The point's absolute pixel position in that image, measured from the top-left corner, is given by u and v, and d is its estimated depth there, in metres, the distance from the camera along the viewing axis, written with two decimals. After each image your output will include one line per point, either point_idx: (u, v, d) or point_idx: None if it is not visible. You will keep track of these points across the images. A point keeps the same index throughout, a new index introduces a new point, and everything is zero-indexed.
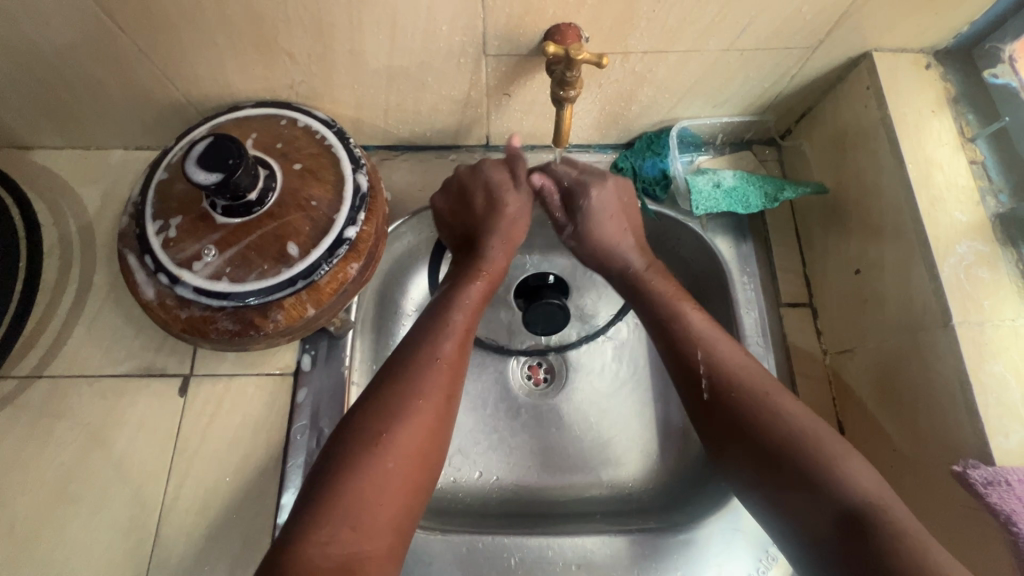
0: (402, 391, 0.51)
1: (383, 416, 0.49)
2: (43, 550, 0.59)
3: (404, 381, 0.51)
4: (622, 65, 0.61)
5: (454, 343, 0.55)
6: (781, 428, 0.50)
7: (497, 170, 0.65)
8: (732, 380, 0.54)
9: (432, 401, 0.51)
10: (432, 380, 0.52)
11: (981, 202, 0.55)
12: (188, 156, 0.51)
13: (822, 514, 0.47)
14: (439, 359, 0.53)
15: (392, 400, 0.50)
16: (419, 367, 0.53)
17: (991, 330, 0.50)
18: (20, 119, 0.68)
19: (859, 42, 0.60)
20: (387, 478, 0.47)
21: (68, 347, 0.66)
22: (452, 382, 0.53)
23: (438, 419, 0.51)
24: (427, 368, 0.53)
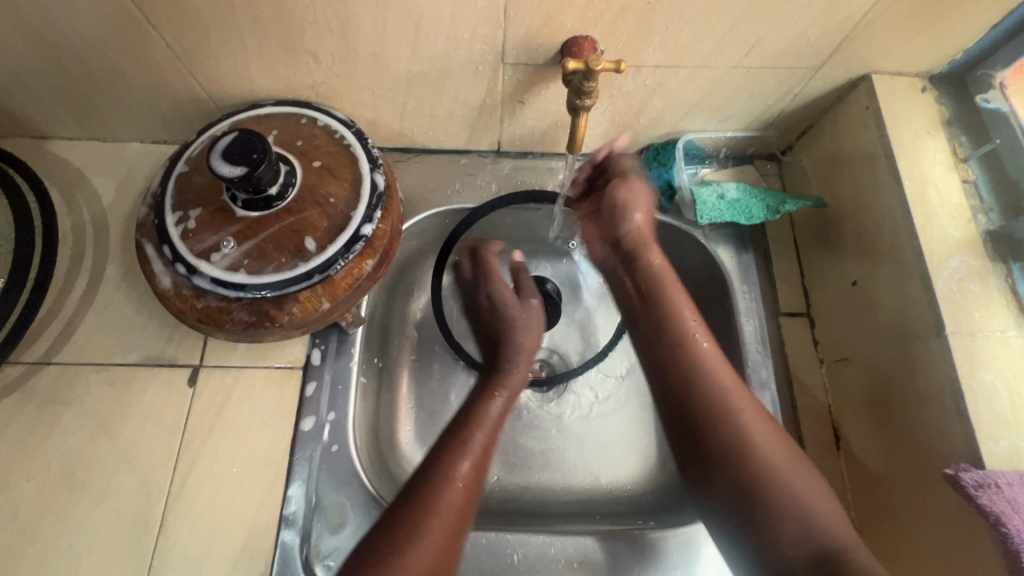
0: (433, 482, 0.51)
1: (415, 508, 0.49)
2: (47, 536, 0.59)
3: (437, 478, 0.51)
4: (634, 77, 0.63)
5: (477, 449, 0.54)
6: (759, 460, 0.49)
7: (504, 280, 0.69)
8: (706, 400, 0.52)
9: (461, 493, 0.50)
10: (462, 470, 0.52)
11: (973, 220, 0.58)
12: (213, 149, 0.52)
13: (795, 551, 0.46)
14: (471, 451, 0.54)
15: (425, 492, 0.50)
16: (449, 458, 0.53)
17: (981, 340, 0.53)
18: (40, 109, 0.69)
19: (859, 64, 0.63)
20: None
21: (78, 334, 0.67)
22: (479, 472, 0.53)
23: (464, 509, 0.50)
24: (458, 459, 0.53)
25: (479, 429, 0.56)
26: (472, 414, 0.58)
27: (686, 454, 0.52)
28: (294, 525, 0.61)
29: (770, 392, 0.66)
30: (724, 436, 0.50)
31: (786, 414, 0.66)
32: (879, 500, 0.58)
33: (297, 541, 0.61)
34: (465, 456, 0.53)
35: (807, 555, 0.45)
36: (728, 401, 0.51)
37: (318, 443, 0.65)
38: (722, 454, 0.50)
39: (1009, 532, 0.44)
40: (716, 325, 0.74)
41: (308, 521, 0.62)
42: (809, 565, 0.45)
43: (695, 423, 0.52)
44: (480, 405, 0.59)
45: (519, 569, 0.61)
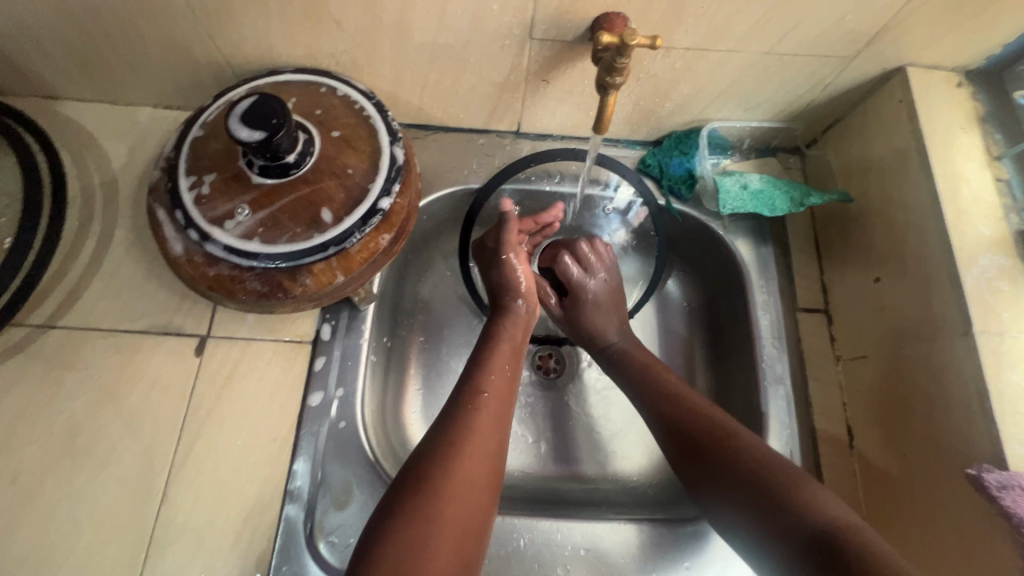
0: (447, 433, 0.51)
1: (435, 457, 0.49)
2: (47, 502, 0.58)
3: (452, 431, 0.51)
4: (664, 59, 0.62)
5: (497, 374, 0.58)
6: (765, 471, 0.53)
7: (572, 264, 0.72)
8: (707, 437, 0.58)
9: (484, 419, 0.53)
10: (477, 424, 0.52)
11: (1005, 219, 0.57)
12: (232, 112, 0.51)
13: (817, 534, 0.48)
14: (481, 403, 0.54)
15: (443, 443, 0.50)
16: (460, 410, 0.53)
17: (1009, 341, 0.52)
18: (52, 68, 0.68)
19: (894, 56, 0.61)
20: (460, 505, 0.46)
21: (83, 299, 0.66)
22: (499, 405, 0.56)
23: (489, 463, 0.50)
24: (468, 412, 0.53)
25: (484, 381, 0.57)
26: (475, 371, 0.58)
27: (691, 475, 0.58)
28: (298, 500, 0.60)
29: (785, 387, 0.66)
30: (706, 441, 0.58)
31: (800, 410, 0.65)
32: (893, 500, 0.57)
33: (301, 516, 0.60)
34: (476, 407, 0.54)
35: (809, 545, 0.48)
36: (695, 414, 0.61)
37: (325, 418, 0.64)
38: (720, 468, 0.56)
39: None
40: (731, 318, 0.74)
41: (312, 497, 0.61)
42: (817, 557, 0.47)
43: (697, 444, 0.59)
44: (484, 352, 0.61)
45: (524, 553, 0.60)
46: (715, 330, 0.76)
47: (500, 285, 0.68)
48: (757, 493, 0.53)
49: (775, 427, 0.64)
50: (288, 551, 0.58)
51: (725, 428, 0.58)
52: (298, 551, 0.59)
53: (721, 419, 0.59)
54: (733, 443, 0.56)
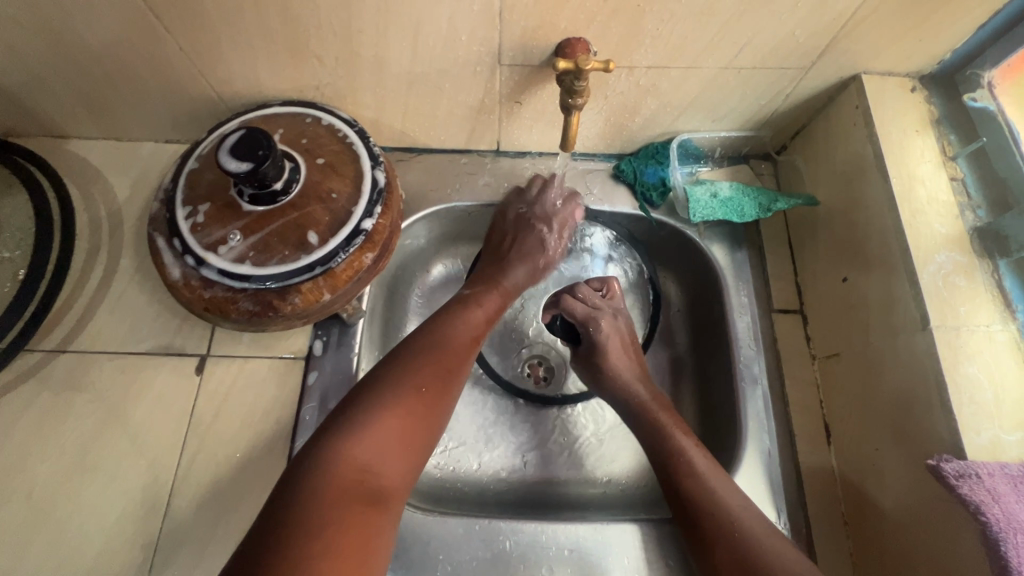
0: (415, 353, 0.55)
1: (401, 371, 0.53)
2: (59, 517, 0.62)
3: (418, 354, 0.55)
4: (627, 78, 0.65)
5: (469, 334, 0.60)
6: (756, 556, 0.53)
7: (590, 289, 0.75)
8: (716, 518, 0.56)
9: (456, 351, 0.57)
10: (448, 353, 0.56)
11: (960, 216, 0.59)
12: (221, 146, 0.55)
13: None
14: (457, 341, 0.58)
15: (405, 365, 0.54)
16: (440, 338, 0.57)
17: (965, 334, 0.53)
18: (61, 110, 0.73)
19: (848, 65, 0.64)
20: (404, 434, 0.50)
21: (92, 324, 0.70)
22: (460, 360, 0.57)
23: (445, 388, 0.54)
24: (446, 341, 0.57)
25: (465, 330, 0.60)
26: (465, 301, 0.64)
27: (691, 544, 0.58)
28: None
29: (762, 387, 0.68)
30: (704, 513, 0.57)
31: (777, 409, 0.67)
32: (865, 493, 0.59)
33: None
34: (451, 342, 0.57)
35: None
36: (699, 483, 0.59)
37: (318, 429, 0.67)
38: (715, 534, 0.56)
39: (988, 521, 0.45)
40: (709, 321, 0.76)
41: None
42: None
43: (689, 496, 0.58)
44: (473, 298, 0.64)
45: (510, 556, 0.62)
46: (696, 334, 0.78)
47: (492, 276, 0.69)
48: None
49: (754, 425, 0.66)
50: None
51: (734, 513, 0.57)
52: None
53: (726, 496, 0.58)
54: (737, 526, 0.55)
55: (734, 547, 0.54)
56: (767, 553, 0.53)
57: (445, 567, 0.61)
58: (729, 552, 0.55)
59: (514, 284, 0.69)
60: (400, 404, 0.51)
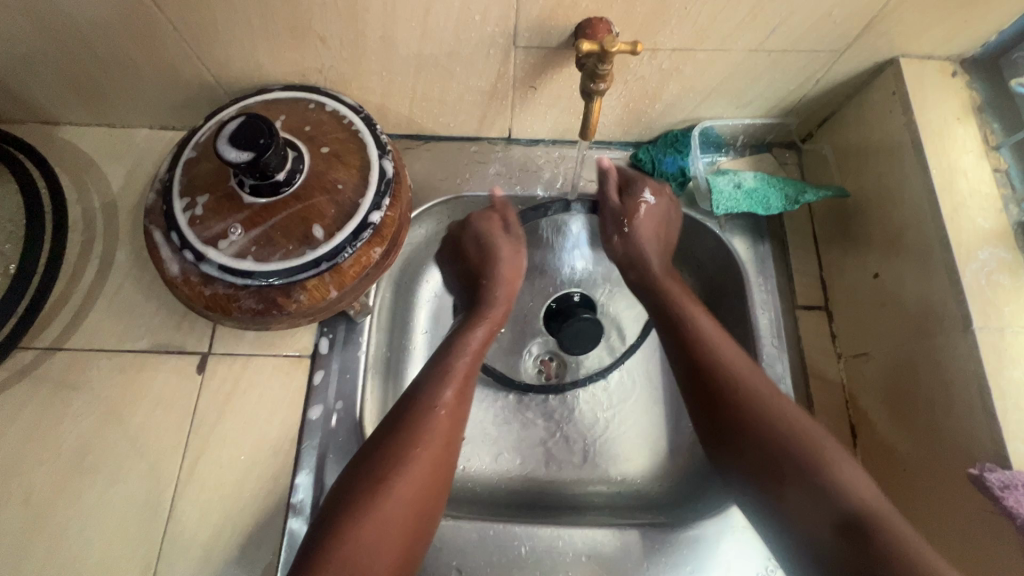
0: (405, 431, 0.54)
1: (389, 458, 0.52)
2: (59, 521, 0.60)
3: (406, 430, 0.54)
4: (650, 61, 0.61)
5: (455, 389, 0.58)
6: (785, 434, 0.53)
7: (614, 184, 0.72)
8: (749, 411, 0.55)
9: (445, 421, 0.55)
10: (437, 425, 0.55)
11: (1004, 210, 0.55)
12: (220, 134, 0.51)
13: (820, 523, 0.49)
14: (444, 406, 0.56)
15: (395, 445, 0.53)
16: (426, 406, 0.56)
17: (1010, 336, 0.51)
18: (50, 94, 0.69)
19: (885, 48, 0.60)
20: (401, 528, 0.50)
21: (87, 321, 0.67)
22: (451, 438, 0.56)
23: (438, 466, 0.54)
24: (433, 410, 0.55)
25: (451, 381, 0.58)
26: (452, 349, 0.62)
27: (717, 445, 0.58)
28: (301, 514, 0.61)
29: (786, 387, 0.65)
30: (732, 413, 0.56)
31: (802, 410, 0.64)
32: (895, 498, 0.57)
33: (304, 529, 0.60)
34: (439, 409, 0.56)
35: (834, 527, 0.49)
36: (742, 382, 0.57)
37: (326, 430, 0.65)
38: (743, 438, 0.55)
39: None
40: (730, 317, 0.73)
41: (315, 510, 0.61)
42: (837, 535, 0.48)
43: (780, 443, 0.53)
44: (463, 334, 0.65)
45: (526, 562, 0.60)
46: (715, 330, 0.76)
47: (485, 281, 0.72)
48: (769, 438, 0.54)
49: None
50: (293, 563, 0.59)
51: (766, 401, 0.55)
52: None
53: (749, 381, 0.57)
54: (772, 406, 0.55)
55: (760, 420, 0.54)
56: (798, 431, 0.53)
57: (458, 573, 0.60)
58: (751, 430, 0.54)
59: (499, 298, 0.71)
60: (394, 500, 0.50)
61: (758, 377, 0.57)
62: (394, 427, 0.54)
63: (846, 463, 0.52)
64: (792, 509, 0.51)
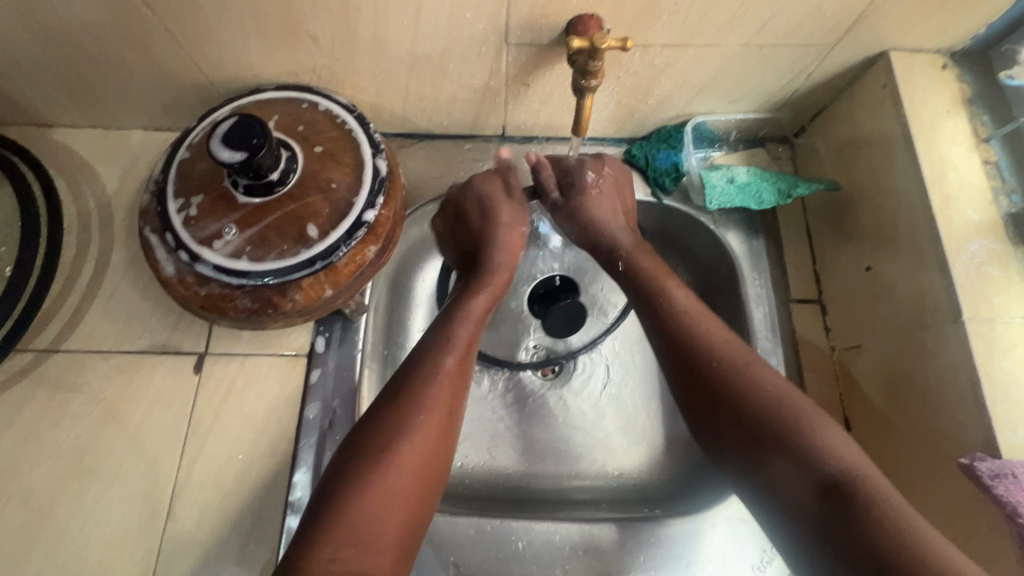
0: (406, 398, 0.52)
1: (391, 427, 0.50)
2: (58, 521, 0.60)
3: (409, 398, 0.52)
4: (642, 57, 0.61)
5: (456, 357, 0.55)
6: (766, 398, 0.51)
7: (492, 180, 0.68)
8: (716, 367, 0.53)
9: (446, 389, 0.53)
10: (438, 392, 0.53)
11: (994, 202, 0.56)
12: (213, 135, 0.51)
13: (804, 484, 0.47)
14: (445, 371, 0.54)
15: (398, 411, 0.51)
16: (427, 373, 0.53)
17: (1000, 327, 0.51)
18: (43, 97, 0.69)
19: (876, 42, 0.60)
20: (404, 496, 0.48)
21: (84, 322, 0.67)
22: (454, 407, 0.53)
23: (440, 434, 0.52)
24: (434, 376, 0.53)
25: (452, 348, 0.56)
26: (451, 315, 0.59)
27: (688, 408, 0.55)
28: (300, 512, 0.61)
29: None
30: (704, 366, 0.53)
31: None
32: None
33: None
34: (440, 375, 0.54)
35: (817, 491, 0.46)
36: (698, 338, 0.55)
37: (323, 429, 0.65)
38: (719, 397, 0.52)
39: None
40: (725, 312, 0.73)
41: None
42: (819, 500, 0.46)
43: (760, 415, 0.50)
44: (465, 299, 0.61)
45: (523, 556, 0.61)
46: None
47: (486, 244, 0.65)
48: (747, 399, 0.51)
49: None
50: None
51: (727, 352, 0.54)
52: None
53: (713, 335, 0.55)
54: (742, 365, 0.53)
55: (727, 373, 0.52)
56: (758, 382, 0.51)
57: (456, 568, 0.60)
58: (733, 391, 0.52)
59: (499, 263, 0.64)
60: (397, 469, 0.48)
61: (717, 330, 0.55)
62: (396, 394, 0.52)
63: (831, 430, 0.49)
64: (769, 474, 0.49)
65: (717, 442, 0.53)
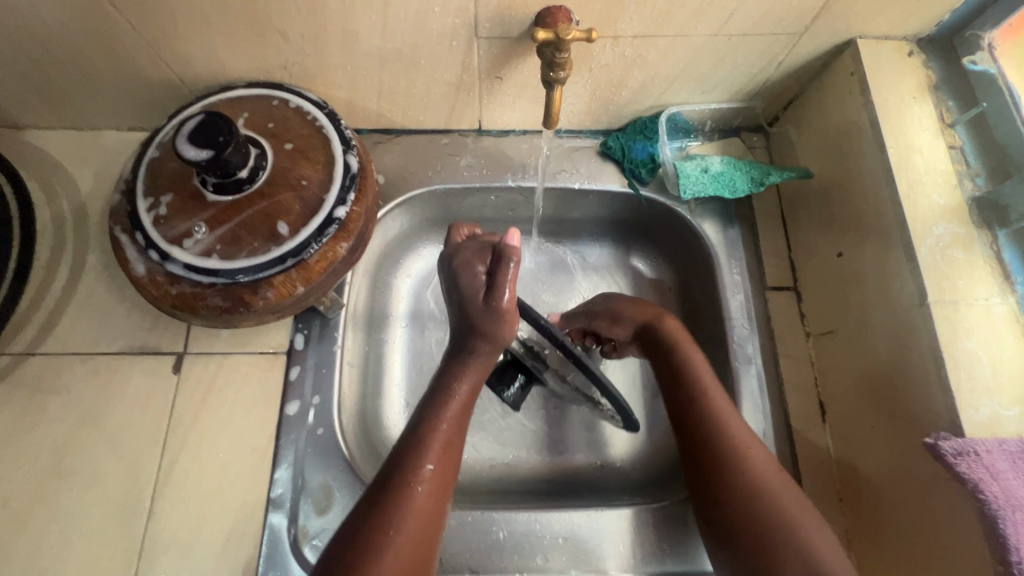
0: (381, 517, 0.48)
1: (364, 549, 0.46)
2: (39, 525, 0.60)
3: (384, 513, 0.48)
4: (612, 49, 0.62)
5: (435, 460, 0.52)
6: (763, 492, 0.51)
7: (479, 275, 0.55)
8: (723, 447, 0.55)
9: (424, 501, 0.50)
10: (417, 504, 0.49)
11: (959, 186, 0.57)
12: (179, 133, 0.51)
13: None
14: (422, 479, 0.51)
15: (373, 530, 0.47)
16: (402, 482, 0.50)
17: (964, 308, 0.52)
18: (13, 98, 0.68)
19: (843, 30, 0.61)
20: None
21: (61, 325, 0.67)
22: (435, 514, 0.50)
23: (421, 548, 0.48)
24: (410, 485, 0.50)
25: (430, 450, 0.52)
26: (427, 418, 0.54)
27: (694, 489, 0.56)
28: (281, 508, 0.62)
29: (756, 367, 0.67)
30: (713, 451, 0.55)
31: (772, 388, 0.66)
32: (860, 470, 0.59)
33: (285, 523, 0.61)
34: (418, 484, 0.50)
35: None
36: (718, 420, 0.56)
37: (303, 426, 0.65)
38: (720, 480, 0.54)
39: (986, 499, 0.44)
40: (703, 300, 0.74)
41: (295, 504, 0.62)
42: None
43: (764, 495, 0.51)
44: (437, 398, 0.56)
45: (504, 546, 0.62)
46: (688, 310, 0.77)
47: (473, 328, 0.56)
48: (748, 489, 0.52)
49: (749, 406, 0.65)
50: (274, 557, 0.60)
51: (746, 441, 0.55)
52: (284, 557, 0.60)
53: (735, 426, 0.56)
54: (742, 459, 0.53)
55: (731, 457, 0.54)
56: (767, 493, 0.51)
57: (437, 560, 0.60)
58: (733, 482, 0.53)
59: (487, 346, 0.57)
60: None
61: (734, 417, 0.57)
62: (370, 510, 0.48)
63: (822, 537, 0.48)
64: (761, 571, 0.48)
65: (708, 515, 0.54)
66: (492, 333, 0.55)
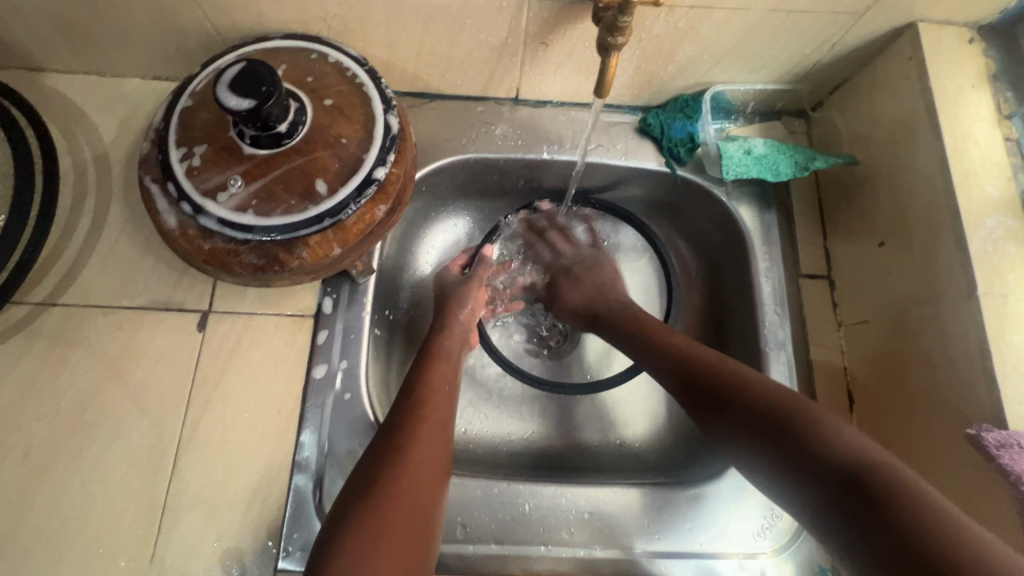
0: (393, 428, 0.52)
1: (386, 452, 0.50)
2: (58, 477, 0.59)
3: (399, 424, 0.53)
4: (666, 19, 0.59)
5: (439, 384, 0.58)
6: (756, 394, 0.53)
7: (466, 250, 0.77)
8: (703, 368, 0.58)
9: (434, 407, 0.55)
10: (430, 411, 0.54)
11: (1013, 178, 0.56)
12: (220, 80, 0.49)
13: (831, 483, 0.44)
14: (430, 394, 0.56)
15: (392, 434, 0.52)
16: (415, 401, 0.55)
17: (1013, 302, 0.52)
18: (35, 38, 0.65)
19: (904, 12, 0.59)
20: (406, 517, 0.46)
21: (83, 276, 0.65)
22: (443, 413, 0.56)
23: (433, 444, 0.52)
24: (421, 401, 0.55)
25: (436, 377, 0.59)
26: (431, 356, 0.62)
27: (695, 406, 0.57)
28: (306, 471, 0.62)
29: (787, 353, 0.67)
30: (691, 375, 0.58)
31: (802, 376, 0.66)
32: (890, 459, 0.59)
33: (310, 486, 0.61)
34: (427, 397, 0.56)
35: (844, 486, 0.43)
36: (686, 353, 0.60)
37: (330, 390, 0.64)
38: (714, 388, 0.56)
39: None
40: (734, 285, 0.74)
41: (320, 467, 0.62)
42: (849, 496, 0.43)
43: (765, 418, 0.51)
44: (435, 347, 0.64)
45: (529, 518, 0.62)
46: (717, 295, 0.77)
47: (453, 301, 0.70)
48: (730, 394, 0.54)
49: None
50: (299, 519, 0.60)
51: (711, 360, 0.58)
52: (308, 519, 0.60)
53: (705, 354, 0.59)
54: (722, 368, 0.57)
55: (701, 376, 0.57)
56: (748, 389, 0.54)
57: (463, 530, 0.60)
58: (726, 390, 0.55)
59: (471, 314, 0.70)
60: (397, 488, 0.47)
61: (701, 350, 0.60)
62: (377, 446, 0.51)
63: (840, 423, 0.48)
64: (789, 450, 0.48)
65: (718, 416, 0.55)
66: (463, 300, 0.70)
